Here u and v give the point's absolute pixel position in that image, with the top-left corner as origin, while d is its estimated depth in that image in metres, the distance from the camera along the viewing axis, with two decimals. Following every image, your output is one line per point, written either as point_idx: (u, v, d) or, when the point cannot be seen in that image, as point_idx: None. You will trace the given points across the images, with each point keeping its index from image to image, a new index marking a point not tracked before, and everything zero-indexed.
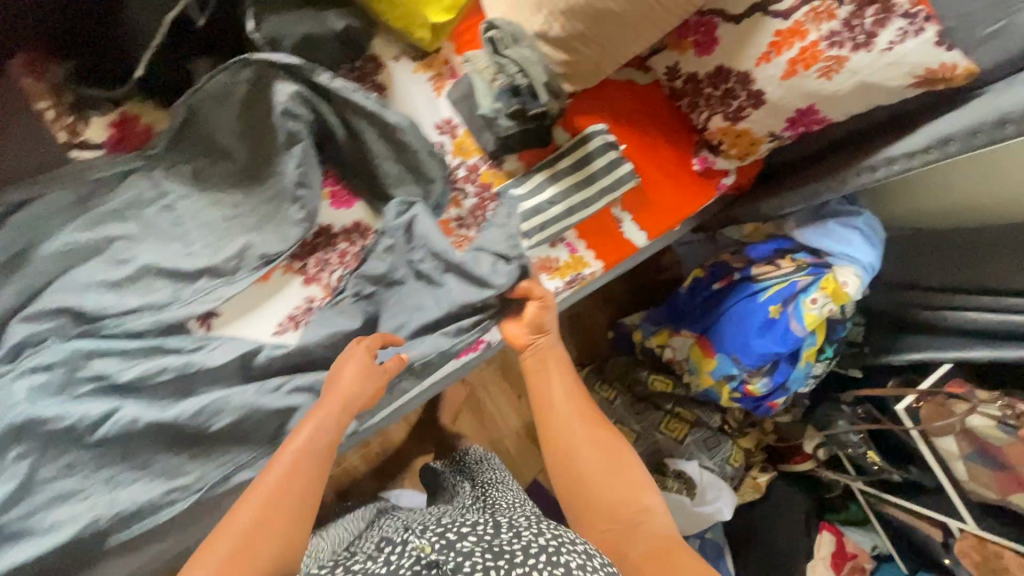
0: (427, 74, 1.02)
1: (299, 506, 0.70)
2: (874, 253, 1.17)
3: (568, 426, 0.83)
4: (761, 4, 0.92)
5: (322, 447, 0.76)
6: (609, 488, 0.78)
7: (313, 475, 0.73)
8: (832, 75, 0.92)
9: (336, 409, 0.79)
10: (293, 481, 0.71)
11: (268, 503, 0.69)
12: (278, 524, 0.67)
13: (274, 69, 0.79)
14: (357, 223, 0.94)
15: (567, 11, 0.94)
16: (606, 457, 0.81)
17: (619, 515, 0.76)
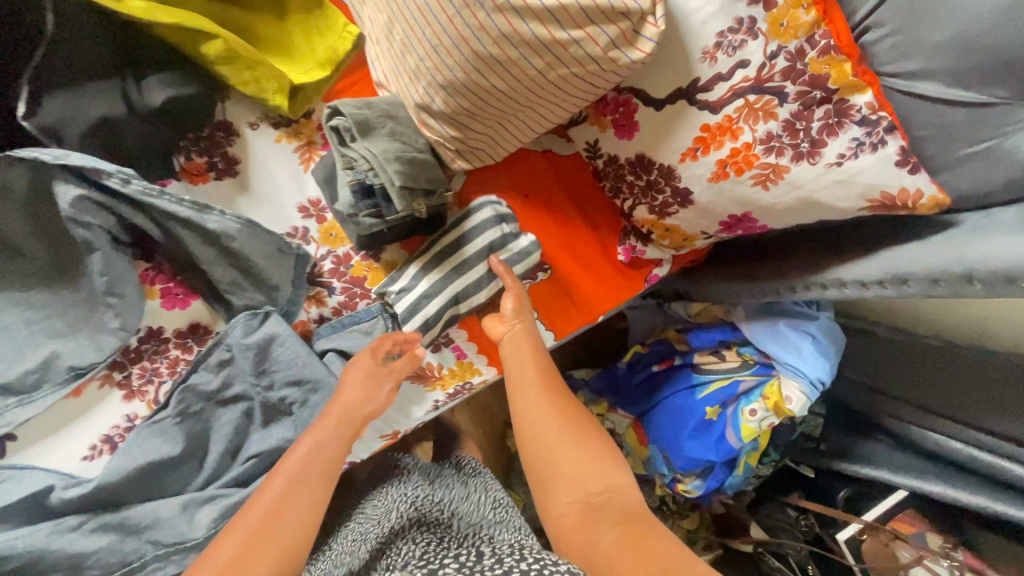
0: (293, 144, 0.86)
1: (293, 525, 0.67)
2: (824, 368, 1.00)
3: (540, 408, 0.77)
4: (686, 91, 0.73)
5: (320, 458, 0.72)
6: (584, 465, 0.73)
7: (303, 491, 0.69)
8: (769, 184, 0.74)
9: (333, 423, 0.74)
10: (280, 508, 0.67)
11: (252, 536, 0.65)
12: (268, 546, 0.65)
13: (50, 168, 0.66)
14: (194, 326, 0.81)
15: (445, 85, 0.76)
16: (582, 440, 0.75)
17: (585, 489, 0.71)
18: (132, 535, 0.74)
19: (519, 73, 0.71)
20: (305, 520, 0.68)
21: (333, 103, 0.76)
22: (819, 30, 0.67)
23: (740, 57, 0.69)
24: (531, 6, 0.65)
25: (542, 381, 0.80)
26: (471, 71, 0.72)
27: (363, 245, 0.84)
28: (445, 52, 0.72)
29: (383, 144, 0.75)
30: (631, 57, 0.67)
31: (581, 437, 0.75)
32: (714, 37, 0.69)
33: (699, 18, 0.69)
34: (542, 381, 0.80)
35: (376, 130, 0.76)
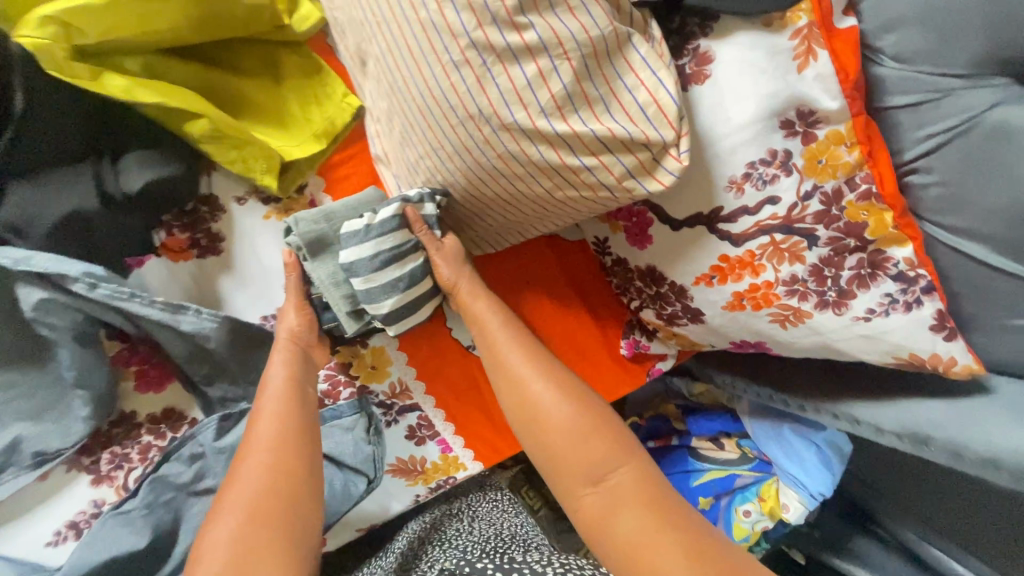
0: (283, 221, 0.81)
1: (299, 489, 0.64)
2: (825, 482, 0.97)
3: (539, 391, 0.71)
4: (707, 218, 0.66)
5: (294, 396, 0.70)
6: (580, 442, 0.67)
7: (289, 447, 0.66)
8: (788, 324, 0.67)
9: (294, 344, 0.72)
10: (276, 479, 0.63)
11: (266, 456, 0.65)
12: (279, 462, 0.64)
13: (15, 271, 0.63)
14: (168, 410, 0.78)
15: (445, 185, 0.70)
16: (586, 418, 0.69)
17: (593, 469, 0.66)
18: None
19: (525, 187, 0.65)
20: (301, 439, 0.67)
21: (288, 219, 0.71)
22: (860, 172, 0.61)
23: (770, 192, 0.62)
24: (541, 130, 0.58)
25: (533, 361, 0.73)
26: (473, 177, 0.67)
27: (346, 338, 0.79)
28: (447, 157, 0.66)
29: (333, 268, 0.74)
30: (648, 188, 0.61)
31: (581, 415, 0.69)
32: (742, 168, 0.62)
33: (728, 144, 0.62)
34: (534, 364, 0.72)
35: (333, 248, 0.74)
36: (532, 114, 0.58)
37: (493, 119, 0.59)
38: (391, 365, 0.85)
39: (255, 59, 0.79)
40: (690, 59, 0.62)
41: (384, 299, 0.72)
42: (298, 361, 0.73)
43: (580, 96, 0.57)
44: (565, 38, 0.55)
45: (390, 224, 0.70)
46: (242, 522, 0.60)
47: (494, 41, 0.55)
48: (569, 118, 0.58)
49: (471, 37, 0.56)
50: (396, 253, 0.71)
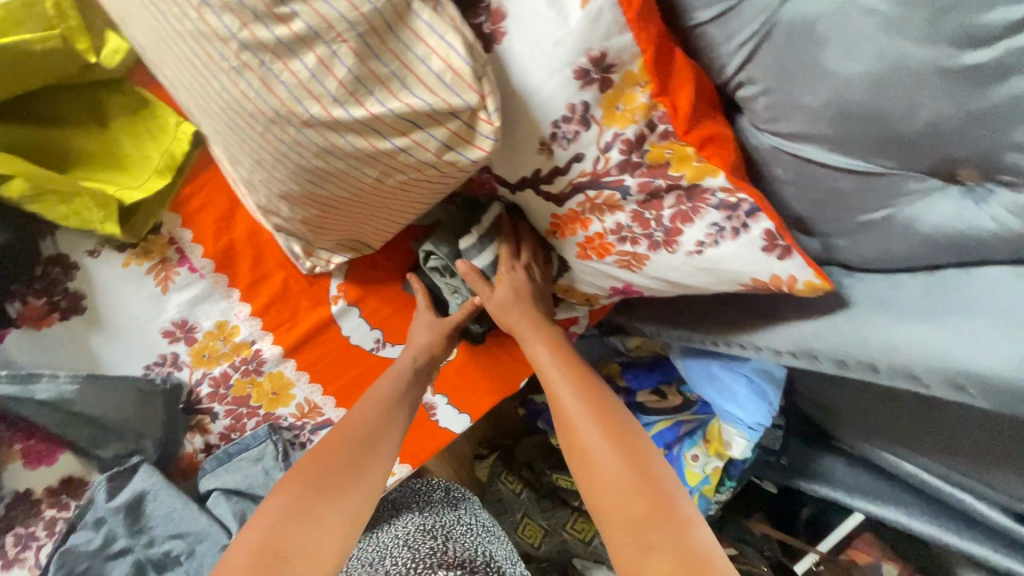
0: (145, 265, 0.78)
1: (365, 487, 0.63)
2: (761, 412, 0.94)
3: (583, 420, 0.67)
4: (531, 180, 0.65)
5: (388, 412, 0.70)
6: (621, 476, 0.61)
7: (376, 460, 0.65)
8: (634, 269, 0.68)
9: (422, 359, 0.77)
10: (346, 456, 0.64)
11: (355, 438, 0.66)
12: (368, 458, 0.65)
13: None
14: (67, 480, 0.76)
15: (285, 196, 0.68)
16: (645, 475, 0.60)
17: (636, 504, 0.59)
18: None
19: (356, 181, 0.62)
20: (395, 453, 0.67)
21: (427, 248, 0.78)
22: (656, 112, 0.57)
23: (575, 150, 0.60)
24: (341, 120, 0.56)
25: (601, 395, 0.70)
26: (305, 182, 0.64)
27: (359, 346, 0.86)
28: (270, 166, 0.63)
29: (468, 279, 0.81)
30: (470, 157, 0.59)
31: (638, 471, 0.61)
32: (549, 128, 0.59)
33: (538, 101, 0.58)
34: (585, 386, 0.70)
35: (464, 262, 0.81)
36: (326, 105, 0.55)
37: (293, 118, 0.56)
38: (292, 387, 0.83)
39: (76, 103, 0.75)
40: (485, 17, 0.57)
41: None
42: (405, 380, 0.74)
43: (369, 77, 0.54)
44: (333, 20, 0.51)
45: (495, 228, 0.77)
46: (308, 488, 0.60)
47: (262, 38, 0.52)
48: (365, 102, 0.55)
49: (239, 39, 0.52)
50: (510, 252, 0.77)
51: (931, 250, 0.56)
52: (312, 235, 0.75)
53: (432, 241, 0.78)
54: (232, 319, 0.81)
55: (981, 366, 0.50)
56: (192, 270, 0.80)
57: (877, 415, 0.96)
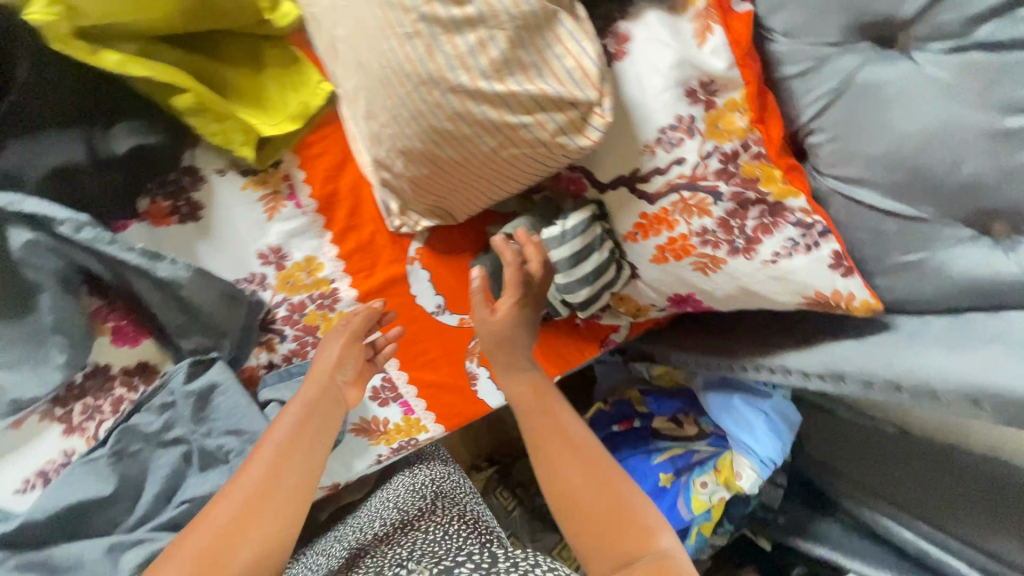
0: (258, 192, 0.88)
1: (273, 524, 0.63)
2: (775, 447, 0.99)
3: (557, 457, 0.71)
4: (627, 179, 0.75)
5: (308, 434, 0.71)
6: (596, 506, 0.66)
7: (298, 484, 0.67)
8: (708, 272, 0.75)
9: (316, 389, 0.75)
10: (254, 498, 0.63)
11: (267, 474, 0.66)
12: (270, 501, 0.64)
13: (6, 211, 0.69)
14: (142, 365, 0.83)
15: (405, 152, 0.78)
16: (613, 510, 0.65)
17: (609, 532, 0.64)
18: None
19: (474, 148, 0.73)
20: (301, 486, 0.67)
21: (507, 231, 0.80)
22: (751, 136, 0.69)
23: (677, 154, 0.71)
24: (482, 91, 0.67)
25: (565, 426, 0.74)
26: (429, 142, 0.75)
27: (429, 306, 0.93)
28: (405, 123, 0.75)
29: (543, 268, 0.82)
30: (579, 144, 0.69)
31: (608, 502, 0.66)
32: (655, 132, 0.71)
33: (647, 108, 0.71)
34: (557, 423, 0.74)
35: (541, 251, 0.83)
36: (473, 77, 0.67)
37: (441, 83, 0.68)
38: None
39: (240, 50, 0.88)
40: (612, 39, 0.71)
41: (580, 289, 0.79)
42: (326, 400, 0.75)
43: (514, 61, 0.66)
44: (500, 11, 0.64)
45: (582, 226, 0.77)
46: (220, 532, 0.60)
47: (439, 13, 0.65)
48: (505, 80, 0.67)
49: (421, 11, 0.65)
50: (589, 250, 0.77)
51: (961, 294, 0.64)
52: (412, 195, 0.86)
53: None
54: (320, 256, 0.90)
55: (995, 391, 0.57)
56: (297, 206, 0.90)
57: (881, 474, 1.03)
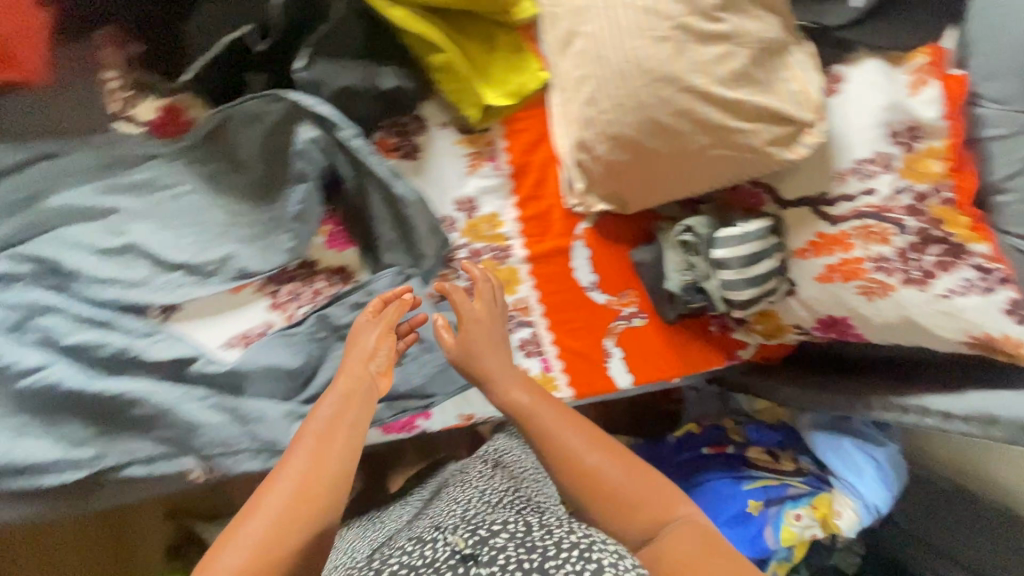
0: (466, 149, 1.02)
1: (327, 501, 0.64)
2: (882, 495, 1.02)
3: (585, 457, 0.74)
4: (812, 200, 0.84)
5: (343, 425, 0.69)
6: (630, 492, 0.72)
7: (343, 466, 0.66)
8: (874, 297, 0.81)
9: (360, 366, 0.76)
10: (305, 479, 0.64)
11: (314, 456, 0.66)
12: (315, 494, 0.64)
13: (305, 110, 0.85)
14: (342, 268, 0.95)
15: (614, 137, 0.90)
16: (641, 492, 0.72)
17: (643, 512, 0.71)
18: (239, 423, 0.86)
19: (683, 144, 0.84)
20: (347, 463, 0.67)
21: (689, 222, 0.90)
22: (944, 182, 0.77)
23: (869, 185, 0.79)
24: (715, 94, 0.78)
25: (580, 428, 0.77)
26: (643, 131, 0.86)
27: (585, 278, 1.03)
28: (625, 113, 0.86)
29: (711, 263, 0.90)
30: (787, 157, 0.79)
31: (637, 485, 0.73)
32: (852, 162, 0.80)
33: (849, 140, 0.80)
34: (575, 428, 0.77)
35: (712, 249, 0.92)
36: (710, 82, 0.78)
37: (678, 83, 0.80)
38: (519, 283, 1.00)
39: (475, 29, 0.99)
40: (827, 77, 0.81)
41: (746, 288, 0.86)
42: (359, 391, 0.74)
43: (749, 76, 0.77)
44: (749, 34, 0.76)
45: (761, 231, 0.86)
46: (282, 510, 0.62)
47: (694, 26, 0.78)
48: (737, 90, 0.78)
49: (680, 21, 0.78)
50: (763, 254, 0.85)
51: None
52: (601, 178, 0.96)
53: (694, 219, 0.91)
54: (502, 214, 1.02)
55: None
56: (494, 168, 1.02)
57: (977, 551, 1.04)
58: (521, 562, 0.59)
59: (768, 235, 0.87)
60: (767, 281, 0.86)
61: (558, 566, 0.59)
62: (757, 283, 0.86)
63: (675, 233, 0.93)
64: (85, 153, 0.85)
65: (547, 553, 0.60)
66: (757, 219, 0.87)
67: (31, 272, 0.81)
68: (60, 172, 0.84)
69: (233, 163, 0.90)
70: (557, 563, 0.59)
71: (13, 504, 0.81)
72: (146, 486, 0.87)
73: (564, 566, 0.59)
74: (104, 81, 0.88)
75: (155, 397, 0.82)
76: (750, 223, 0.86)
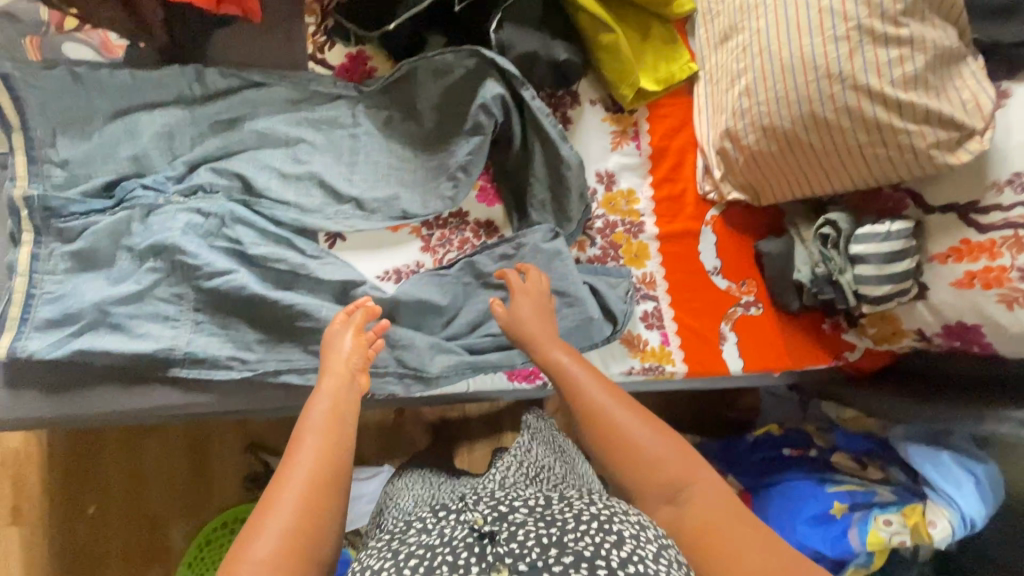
0: (612, 127, 1.08)
1: (339, 483, 0.62)
2: (981, 511, 1.01)
3: (616, 418, 0.70)
4: (961, 207, 0.87)
5: (343, 415, 0.69)
6: (652, 456, 0.67)
7: (341, 448, 0.65)
8: (1014, 305, 0.84)
9: (341, 368, 0.75)
10: (320, 464, 0.62)
11: (324, 441, 0.64)
12: (328, 486, 0.61)
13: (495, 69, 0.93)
14: (489, 222, 1.02)
15: (767, 128, 0.95)
16: (666, 456, 0.67)
17: (663, 477, 0.66)
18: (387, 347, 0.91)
19: (841, 139, 0.88)
20: (341, 455, 0.64)
21: (833, 216, 0.94)
22: None
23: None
24: (886, 94, 0.83)
25: (609, 390, 0.73)
26: (800, 124, 0.91)
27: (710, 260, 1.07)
28: (785, 105, 0.91)
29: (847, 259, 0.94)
30: (948, 161, 0.83)
31: (661, 448, 0.68)
32: (1009, 174, 0.83)
33: (1007, 152, 0.83)
34: (604, 391, 0.73)
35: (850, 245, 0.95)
36: (882, 82, 0.83)
37: (848, 80, 0.85)
38: (649, 258, 1.05)
39: (633, 19, 1.06)
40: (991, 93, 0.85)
41: (883, 284, 0.89)
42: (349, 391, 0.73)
43: (922, 81, 0.82)
44: (929, 40, 0.81)
45: (906, 232, 0.89)
46: (303, 495, 0.59)
47: (876, 28, 0.82)
48: (909, 92, 0.82)
49: (860, 22, 0.83)
50: (906, 253, 0.88)
51: None
52: (742, 167, 1.01)
53: (837, 215, 0.95)
54: (639, 192, 1.07)
55: None
56: (636, 148, 1.08)
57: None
58: (539, 538, 0.55)
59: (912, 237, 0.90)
60: (904, 280, 0.89)
61: (578, 540, 0.54)
62: (894, 281, 0.89)
63: (815, 226, 0.97)
64: (285, 87, 0.95)
65: (565, 526, 0.56)
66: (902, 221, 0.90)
67: (227, 186, 0.91)
68: (261, 100, 0.94)
69: (409, 112, 0.98)
70: (576, 536, 0.55)
71: (181, 393, 0.88)
72: (295, 397, 0.94)
73: (583, 540, 0.54)
74: (305, 25, 0.97)
75: (323, 313, 0.89)
76: (896, 223, 0.90)
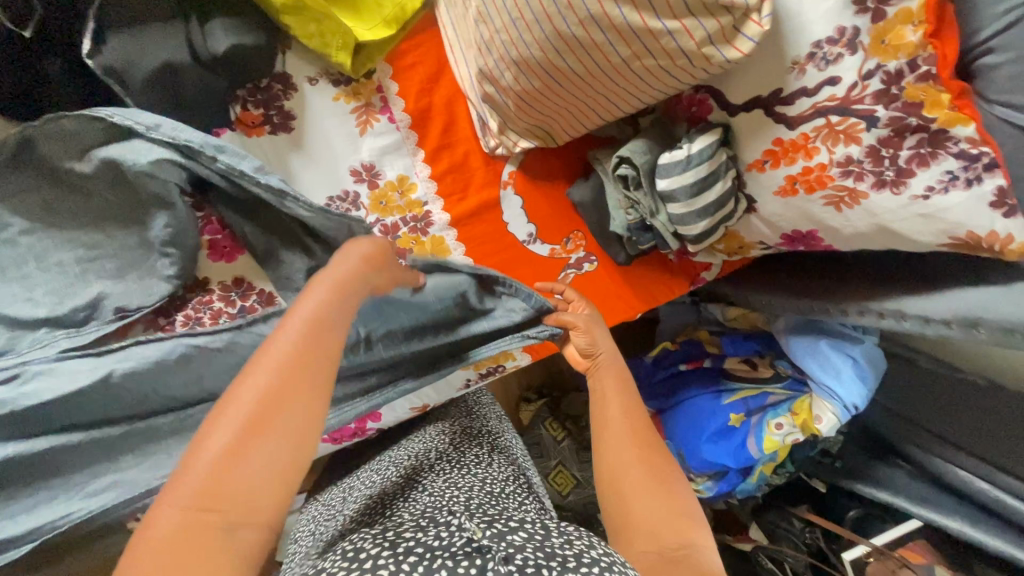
0: (352, 104, 0.84)
1: (293, 429, 0.48)
2: (862, 394, 0.98)
3: (631, 465, 0.69)
4: (766, 100, 0.69)
5: (325, 332, 0.53)
6: (653, 506, 0.65)
7: (318, 379, 0.51)
8: (842, 207, 0.71)
9: (343, 278, 0.60)
10: (284, 386, 0.49)
11: (291, 362, 0.50)
12: (271, 427, 0.47)
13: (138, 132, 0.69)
14: (238, 280, 0.83)
15: (520, 61, 0.71)
16: (674, 509, 0.65)
17: (660, 533, 0.63)
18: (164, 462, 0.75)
19: (601, 58, 0.67)
20: (315, 389, 0.50)
21: (624, 152, 0.76)
22: (924, 53, 0.60)
23: (831, 73, 0.64)
24: None
25: (639, 434, 0.72)
26: (550, 51, 0.68)
27: (522, 227, 0.90)
28: (524, 27, 0.67)
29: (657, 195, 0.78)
30: (726, 56, 0.63)
31: (673, 504, 0.66)
32: (808, 47, 0.64)
33: (798, 21, 0.63)
34: (636, 430, 0.72)
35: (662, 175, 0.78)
36: None
37: None
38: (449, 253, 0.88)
39: None
40: None
41: (696, 222, 0.75)
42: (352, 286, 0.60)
43: None
44: None
45: (708, 151, 0.71)
46: (246, 424, 0.47)
47: None
48: None
49: None
50: (712, 178, 0.72)
51: None
52: (515, 111, 0.79)
53: (629, 148, 0.76)
54: (412, 176, 0.87)
55: None
56: (390, 120, 0.85)
57: (957, 423, 1.00)
58: None
59: (718, 151, 0.73)
60: (718, 209, 0.74)
61: None
62: (704, 215, 0.74)
63: (612, 166, 0.80)
64: None
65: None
66: (705, 133, 0.72)
67: None
68: None
69: (65, 183, 0.72)
70: None
71: None
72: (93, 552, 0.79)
73: None
74: None
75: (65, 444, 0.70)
76: (694, 142, 0.72)
